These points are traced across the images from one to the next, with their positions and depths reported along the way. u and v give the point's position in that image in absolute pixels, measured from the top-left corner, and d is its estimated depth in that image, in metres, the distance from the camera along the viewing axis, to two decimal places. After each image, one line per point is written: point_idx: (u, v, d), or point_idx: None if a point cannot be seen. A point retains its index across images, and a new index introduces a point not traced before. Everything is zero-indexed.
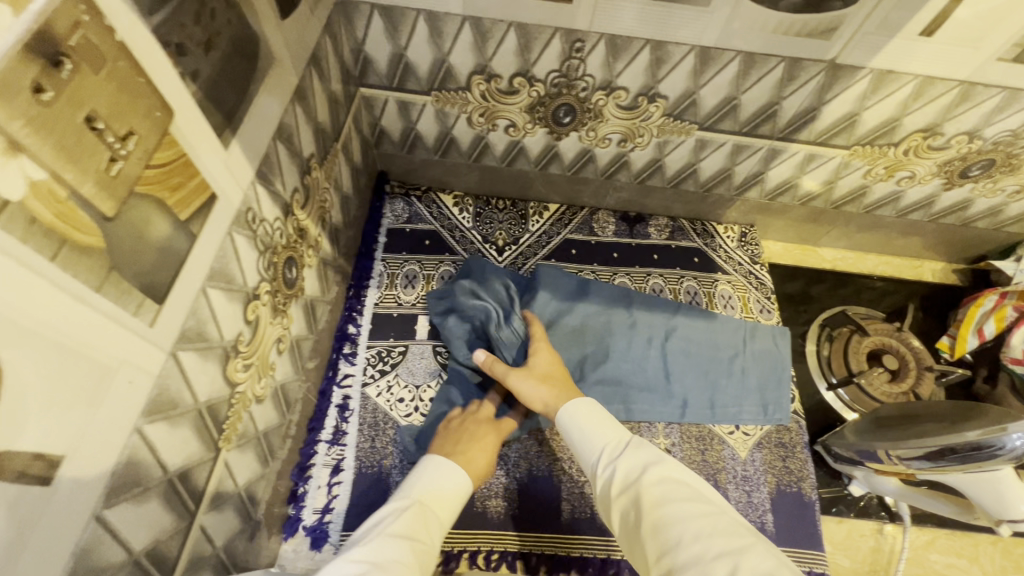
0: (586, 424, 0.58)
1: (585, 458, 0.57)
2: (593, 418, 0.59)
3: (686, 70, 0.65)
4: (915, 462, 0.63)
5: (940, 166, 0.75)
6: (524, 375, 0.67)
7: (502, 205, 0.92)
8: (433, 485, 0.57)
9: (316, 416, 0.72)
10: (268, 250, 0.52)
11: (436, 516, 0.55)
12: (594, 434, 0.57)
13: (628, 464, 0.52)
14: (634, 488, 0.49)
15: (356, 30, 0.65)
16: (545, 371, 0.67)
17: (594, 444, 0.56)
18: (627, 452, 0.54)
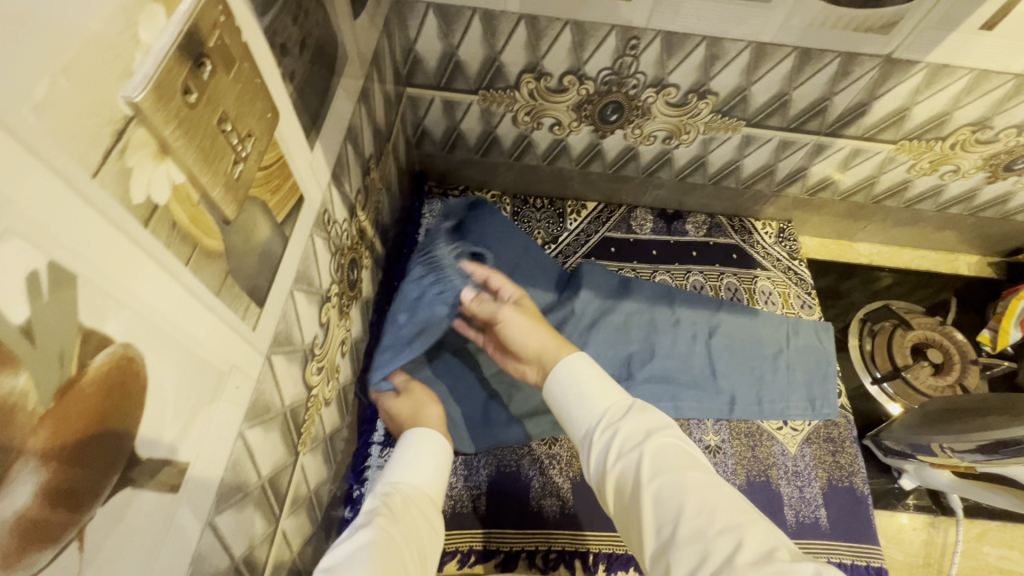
0: (581, 383, 0.53)
1: (577, 417, 0.53)
2: (585, 373, 0.54)
3: (739, 66, 0.65)
4: (970, 455, 0.65)
5: (986, 160, 0.75)
6: (527, 320, 0.65)
7: (539, 204, 0.92)
8: (407, 468, 0.57)
9: (367, 419, 0.71)
10: (337, 252, 0.52)
11: (420, 492, 0.55)
12: (589, 394, 0.53)
13: (631, 431, 0.48)
14: (637, 457, 0.46)
15: (408, 30, 0.64)
16: (539, 320, 0.66)
17: (589, 404, 0.52)
18: (624, 417, 0.50)
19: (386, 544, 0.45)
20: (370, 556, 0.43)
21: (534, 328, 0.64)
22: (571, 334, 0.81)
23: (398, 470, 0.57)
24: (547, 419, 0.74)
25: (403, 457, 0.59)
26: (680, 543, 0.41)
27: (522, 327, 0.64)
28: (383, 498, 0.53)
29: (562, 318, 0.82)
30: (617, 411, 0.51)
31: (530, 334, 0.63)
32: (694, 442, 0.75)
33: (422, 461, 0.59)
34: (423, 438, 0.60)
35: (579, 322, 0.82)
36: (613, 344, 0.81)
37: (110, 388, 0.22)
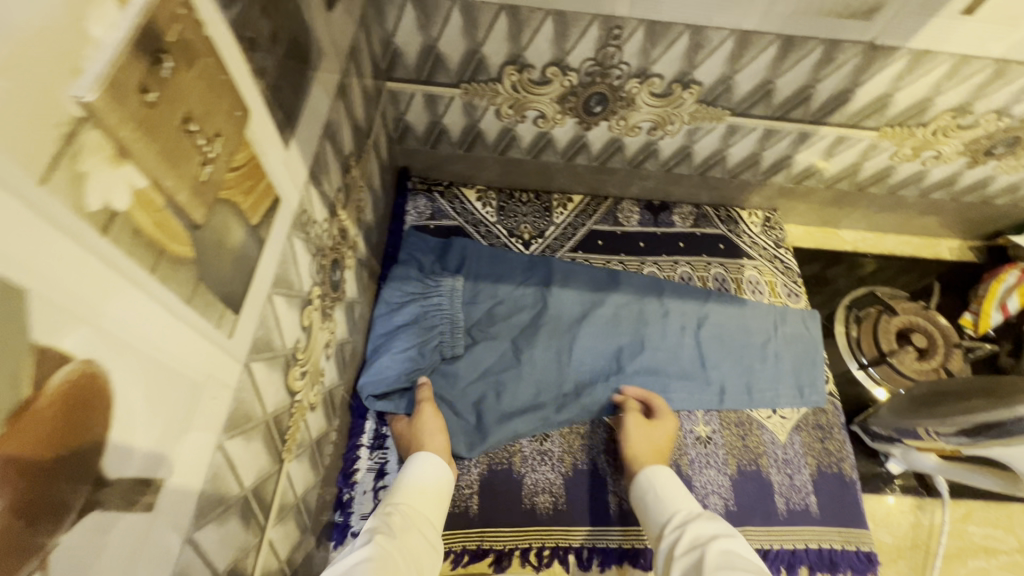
0: (662, 489, 0.61)
1: (655, 517, 0.59)
2: (668, 484, 0.61)
3: (724, 55, 0.64)
4: (954, 438, 0.65)
5: (967, 145, 0.75)
6: (638, 427, 0.69)
7: (525, 198, 0.91)
8: (410, 485, 0.58)
9: (355, 421, 0.70)
10: (318, 252, 0.50)
11: (423, 512, 0.55)
12: (668, 498, 0.59)
13: (699, 531, 0.53)
14: (700, 549, 0.51)
15: (386, 22, 0.62)
16: (658, 441, 0.68)
17: (668, 507, 0.58)
18: (695, 520, 0.55)
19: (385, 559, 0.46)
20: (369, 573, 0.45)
21: (639, 439, 0.68)
22: (559, 328, 0.80)
23: (404, 487, 0.58)
24: (537, 414, 0.73)
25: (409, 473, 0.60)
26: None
27: (626, 436, 0.68)
28: (385, 515, 0.53)
29: (549, 313, 0.81)
30: (691, 514, 0.56)
31: (630, 442, 0.68)
32: (684, 434, 0.75)
33: (430, 482, 0.60)
34: (428, 460, 0.61)
35: (566, 317, 0.81)
36: (602, 336, 0.80)
37: (71, 407, 0.21)
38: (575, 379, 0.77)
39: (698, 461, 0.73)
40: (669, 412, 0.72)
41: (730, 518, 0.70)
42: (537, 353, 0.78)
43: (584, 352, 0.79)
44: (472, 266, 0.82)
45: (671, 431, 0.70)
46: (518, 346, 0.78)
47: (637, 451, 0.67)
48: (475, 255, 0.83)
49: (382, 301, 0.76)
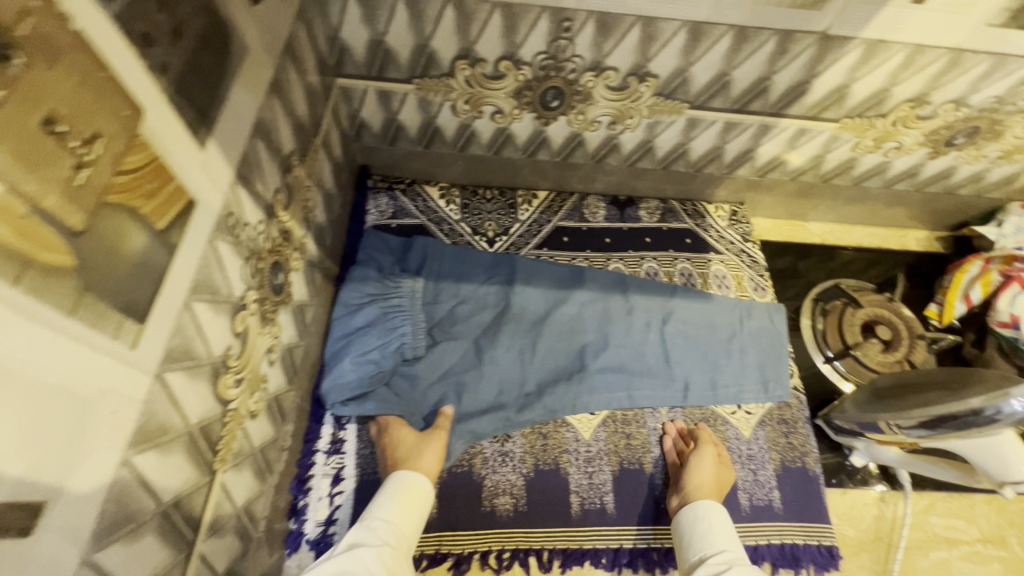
0: (715, 524, 0.62)
1: (697, 549, 0.60)
2: (724, 523, 0.62)
3: (678, 46, 0.63)
4: (914, 430, 0.64)
5: (928, 136, 0.75)
6: (712, 462, 0.68)
7: (489, 195, 0.89)
8: (389, 499, 0.59)
9: (311, 426, 0.69)
10: (253, 255, 0.49)
11: (404, 526, 0.58)
12: (718, 536, 0.60)
13: (740, 574, 0.54)
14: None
15: (330, 16, 0.60)
16: (719, 484, 0.67)
17: (717, 544, 0.60)
18: (737, 564, 0.56)
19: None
20: None
21: (705, 472, 0.67)
22: (522, 327, 0.79)
23: (385, 500, 0.59)
24: (499, 414, 0.72)
25: (389, 487, 0.61)
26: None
27: (692, 467, 0.67)
28: (365, 531, 0.55)
29: (512, 311, 0.80)
30: (734, 557, 0.57)
31: (697, 470, 0.67)
32: (648, 431, 0.74)
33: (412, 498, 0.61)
34: (413, 479, 0.62)
35: (529, 315, 0.80)
36: (566, 335, 0.79)
37: None
38: (538, 379, 0.75)
39: (661, 458, 0.73)
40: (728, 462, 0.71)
41: None
42: (499, 353, 0.76)
43: (547, 351, 0.78)
44: (433, 266, 0.81)
45: (728, 479, 0.69)
46: (480, 346, 0.76)
47: (699, 480, 0.66)
48: (436, 254, 0.82)
49: (341, 303, 0.74)
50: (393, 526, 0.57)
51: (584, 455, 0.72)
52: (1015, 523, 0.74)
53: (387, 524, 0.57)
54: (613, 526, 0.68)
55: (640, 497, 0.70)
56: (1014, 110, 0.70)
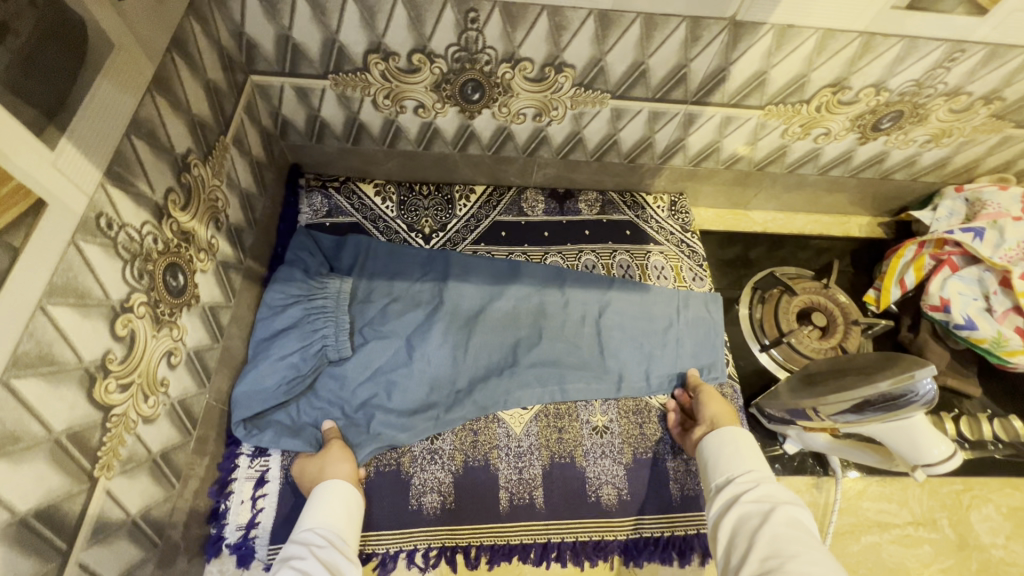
0: (739, 446, 0.65)
1: (721, 469, 0.64)
2: (748, 443, 0.65)
3: (589, 35, 0.62)
4: (842, 416, 0.63)
5: (853, 121, 0.75)
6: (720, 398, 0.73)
7: (426, 191, 0.88)
8: (317, 511, 0.58)
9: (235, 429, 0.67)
10: (137, 257, 0.48)
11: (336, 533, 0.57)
12: (742, 458, 0.64)
13: (768, 492, 0.58)
14: (767, 505, 0.56)
15: (231, 12, 0.59)
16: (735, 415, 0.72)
17: (743, 463, 0.63)
18: (765, 483, 0.60)
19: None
20: None
21: (721, 404, 0.71)
22: (455, 323, 0.78)
23: (314, 512, 0.58)
24: (427, 414, 0.71)
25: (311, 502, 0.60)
26: (783, 570, 0.48)
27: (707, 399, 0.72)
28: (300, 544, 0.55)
29: (445, 307, 0.78)
30: (761, 477, 0.61)
31: (714, 402, 0.71)
32: (581, 424, 0.74)
33: (340, 507, 0.59)
34: (334, 486, 0.60)
35: (463, 311, 0.79)
36: (499, 330, 0.78)
37: None
38: (469, 376, 0.75)
39: (593, 451, 0.72)
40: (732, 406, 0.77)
41: (622, 508, 0.70)
42: (431, 350, 0.75)
43: (480, 347, 0.77)
44: (366, 265, 0.80)
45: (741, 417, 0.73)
46: (411, 343, 0.75)
47: (719, 409, 0.70)
48: (370, 253, 0.81)
49: (264, 304, 0.72)
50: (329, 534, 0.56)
51: (515, 450, 0.71)
52: (946, 505, 0.74)
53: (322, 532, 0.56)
54: (542, 520, 0.68)
55: (570, 492, 0.70)
56: (934, 93, 0.69)
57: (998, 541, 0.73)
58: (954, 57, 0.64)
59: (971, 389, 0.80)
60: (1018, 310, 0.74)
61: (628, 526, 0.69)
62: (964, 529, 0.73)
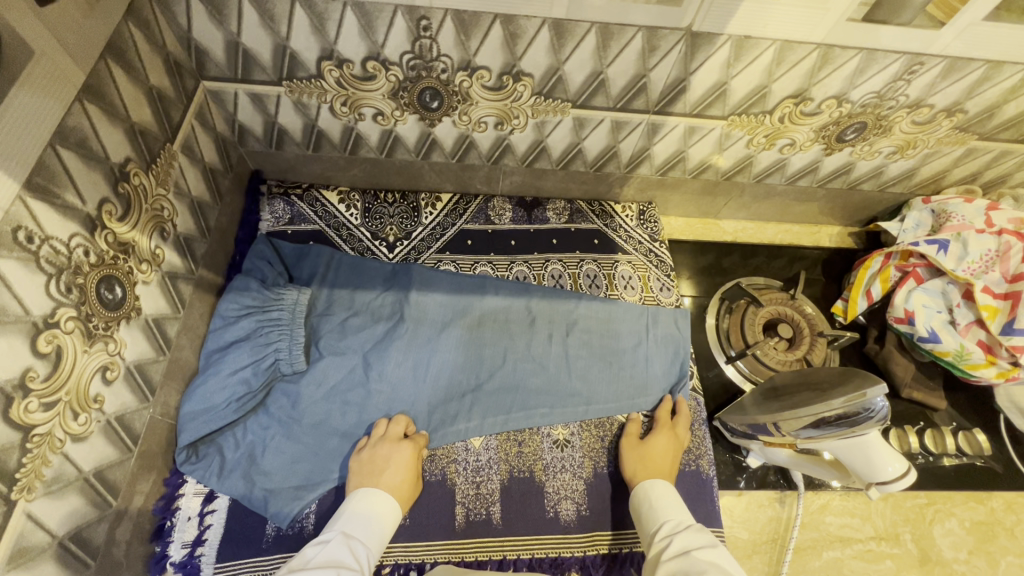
0: (656, 502, 0.64)
1: (647, 528, 0.63)
2: (664, 498, 0.64)
3: (544, 44, 0.61)
4: (803, 432, 0.61)
5: (817, 132, 0.74)
6: (631, 449, 0.70)
7: (391, 198, 0.86)
8: (367, 519, 0.60)
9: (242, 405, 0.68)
10: (64, 270, 0.46)
11: (362, 536, 0.59)
12: (660, 511, 0.63)
13: (686, 540, 0.58)
14: (686, 555, 0.55)
15: (176, 17, 0.57)
16: (655, 459, 0.68)
17: (662, 515, 0.63)
18: (682, 531, 0.60)
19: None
20: None
21: (636, 458, 0.69)
22: (416, 340, 0.76)
23: (351, 512, 0.61)
24: None
25: (362, 501, 0.61)
26: None
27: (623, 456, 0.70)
28: (346, 551, 0.56)
29: (406, 322, 0.77)
30: (677, 525, 0.61)
31: (626, 461, 0.69)
32: (541, 439, 0.73)
33: (370, 514, 0.61)
34: (374, 494, 0.62)
35: (424, 326, 0.77)
36: (462, 349, 0.77)
37: None
38: (430, 397, 0.74)
39: (553, 465, 0.71)
40: (664, 429, 0.72)
41: (580, 524, 0.68)
42: (389, 369, 0.74)
43: (441, 366, 0.76)
44: (327, 276, 0.79)
45: (669, 450, 0.70)
46: (369, 361, 0.74)
47: (632, 469, 0.68)
48: (332, 264, 0.80)
49: (217, 314, 0.70)
50: (369, 555, 0.57)
51: (472, 463, 0.70)
52: (910, 520, 0.74)
53: (368, 549, 0.57)
54: (500, 537, 0.67)
55: (527, 507, 0.68)
56: (897, 105, 0.69)
57: (960, 555, 0.72)
58: (913, 70, 0.63)
59: (936, 402, 0.79)
60: (980, 323, 0.74)
61: (586, 542, 0.68)
62: (926, 544, 0.72)
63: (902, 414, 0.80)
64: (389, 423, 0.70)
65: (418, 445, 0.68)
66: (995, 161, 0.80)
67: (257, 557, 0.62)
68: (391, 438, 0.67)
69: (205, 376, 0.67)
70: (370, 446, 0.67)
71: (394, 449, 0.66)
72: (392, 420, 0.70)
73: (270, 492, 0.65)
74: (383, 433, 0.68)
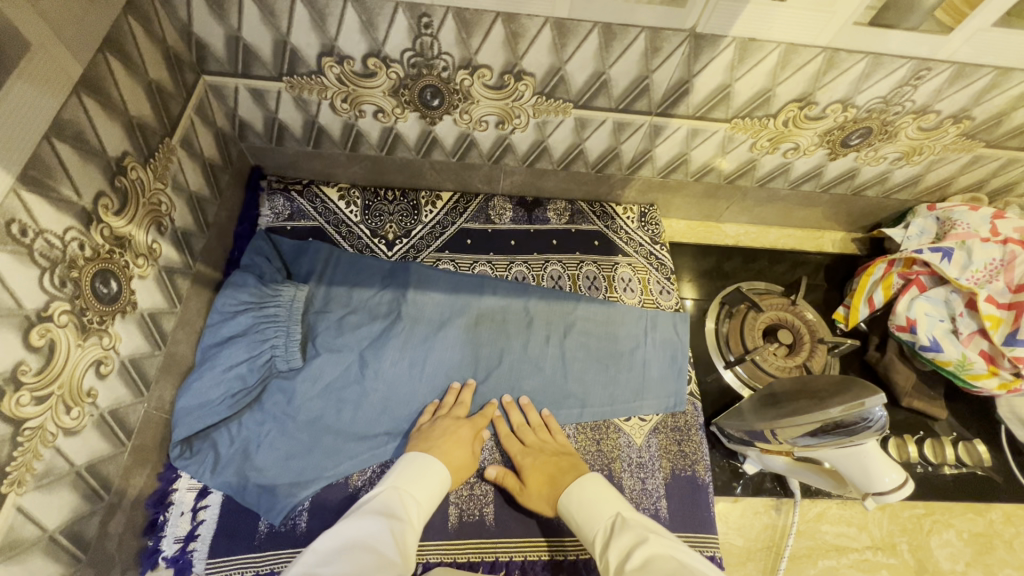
0: (579, 517, 0.62)
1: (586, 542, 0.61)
2: (580, 506, 0.63)
3: (546, 44, 0.60)
4: (801, 440, 0.60)
5: (822, 136, 0.73)
6: (522, 488, 0.67)
7: (391, 196, 0.86)
8: (418, 475, 0.63)
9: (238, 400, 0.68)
10: (58, 264, 0.46)
11: (415, 490, 0.62)
12: (586, 524, 0.61)
13: (616, 546, 0.56)
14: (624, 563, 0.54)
15: (176, 10, 0.57)
16: (543, 479, 0.66)
17: (591, 524, 0.61)
18: (610, 533, 0.59)
19: (389, 560, 0.52)
20: (354, 537, 0.54)
21: (537, 491, 0.66)
22: (413, 338, 0.76)
23: (405, 468, 0.64)
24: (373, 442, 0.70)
25: (413, 463, 0.64)
26: None
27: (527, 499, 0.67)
28: (397, 504, 0.59)
29: (403, 320, 0.77)
30: (604, 530, 0.60)
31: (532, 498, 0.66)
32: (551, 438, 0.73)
33: (420, 471, 0.63)
34: (425, 457, 0.65)
35: (421, 325, 0.77)
36: (460, 349, 0.77)
37: None
38: (425, 397, 0.74)
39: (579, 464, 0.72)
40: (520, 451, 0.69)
41: None
42: (385, 367, 0.74)
43: (438, 365, 0.76)
44: (325, 273, 0.79)
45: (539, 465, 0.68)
46: (365, 359, 0.74)
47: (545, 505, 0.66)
48: (330, 261, 0.80)
49: (214, 310, 0.70)
50: (418, 508, 0.60)
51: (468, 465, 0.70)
52: (907, 530, 0.73)
53: (417, 503, 0.60)
54: (493, 538, 0.66)
55: (521, 509, 0.68)
56: (902, 111, 0.68)
57: (957, 567, 0.71)
58: (920, 75, 0.63)
59: (937, 412, 0.79)
60: (983, 333, 0.73)
61: (580, 546, 0.67)
62: (923, 555, 0.72)
63: (902, 423, 0.79)
64: (451, 398, 0.73)
65: (477, 424, 0.71)
66: (1002, 169, 0.79)
67: (250, 554, 0.62)
68: (453, 412, 0.71)
69: (200, 370, 0.67)
70: (431, 419, 0.70)
71: (455, 424, 0.69)
72: (455, 396, 0.73)
73: (263, 489, 0.65)
74: (454, 399, 0.73)
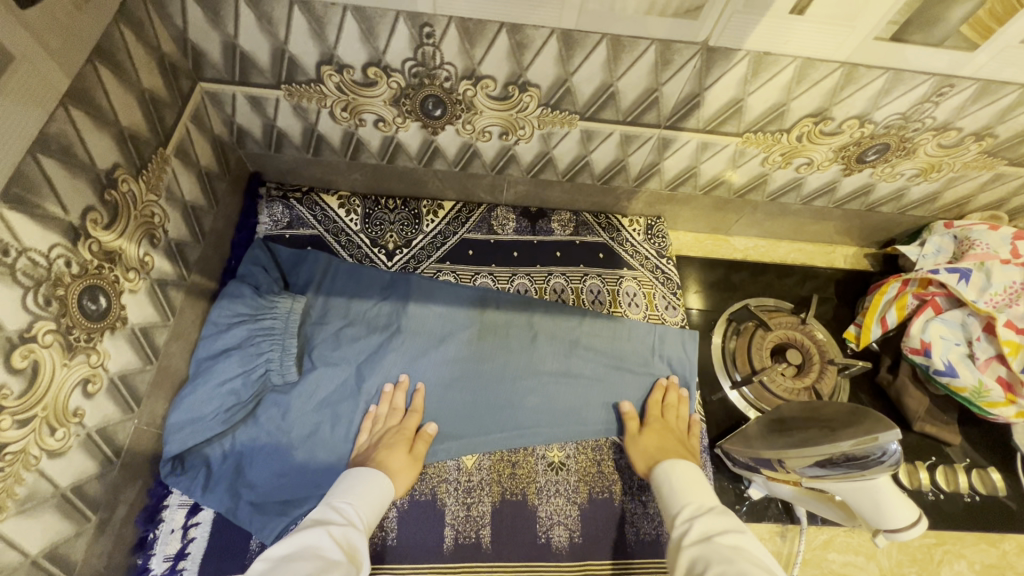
0: (679, 483, 0.64)
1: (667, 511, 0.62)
2: (682, 480, 0.64)
3: (552, 55, 0.58)
4: (808, 470, 0.58)
5: (837, 152, 0.71)
6: (637, 436, 0.70)
7: (392, 205, 0.84)
8: (351, 485, 0.61)
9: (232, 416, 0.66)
10: (43, 282, 0.45)
11: (351, 498, 0.59)
12: (683, 492, 0.62)
13: (708, 524, 0.56)
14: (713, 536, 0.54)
15: (171, 17, 0.55)
16: (666, 441, 0.69)
17: (688, 498, 0.61)
18: (703, 514, 0.58)
19: (334, 562, 0.50)
20: (289, 549, 0.51)
21: (649, 442, 0.69)
22: (411, 352, 0.75)
23: (336, 486, 0.62)
24: None
25: (346, 480, 0.62)
26: None
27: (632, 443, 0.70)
28: (332, 512, 0.57)
29: (402, 333, 0.75)
30: (700, 507, 0.60)
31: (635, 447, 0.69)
32: (535, 461, 0.70)
33: (354, 481, 0.62)
34: (359, 470, 0.63)
35: (421, 339, 0.76)
36: (460, 364, 0.75)
37: None
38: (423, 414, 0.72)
39: (546, 488, 0.69)
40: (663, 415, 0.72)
41: (572, 552, 0.66)
42: (382, 382, 0.73)
43: (436, 380, 0.74)
44: (324, 283, 0.77)
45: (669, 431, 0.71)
46: (362, 373, 0.73)
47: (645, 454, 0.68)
48: (329, 271, 0.78)
49: (209, 322, 0.69)
50: (359, 511, 0.58)
51: (465, 484, 0.68)
52: (916, 560, 0.71)
53: (355, 507, 0.58)
54: (488, 561, 0.65)
55: (519, 532, 0.66)
56: (922, 128, 0.65)
57: None
58: (942, 92, 0.60)
59: (950, 437, 0.76)
60: (1001, 359, 0.70)
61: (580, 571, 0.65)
62: None
63: (912, 447, 0.77)
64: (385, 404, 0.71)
65: (408, 429, 0.68)
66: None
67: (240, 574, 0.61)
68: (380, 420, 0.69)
69: (194, 384, 0.65)
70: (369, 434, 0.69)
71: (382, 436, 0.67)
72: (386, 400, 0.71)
73: (255, 506, 0.63)
74: (388, 407, 0.70)
